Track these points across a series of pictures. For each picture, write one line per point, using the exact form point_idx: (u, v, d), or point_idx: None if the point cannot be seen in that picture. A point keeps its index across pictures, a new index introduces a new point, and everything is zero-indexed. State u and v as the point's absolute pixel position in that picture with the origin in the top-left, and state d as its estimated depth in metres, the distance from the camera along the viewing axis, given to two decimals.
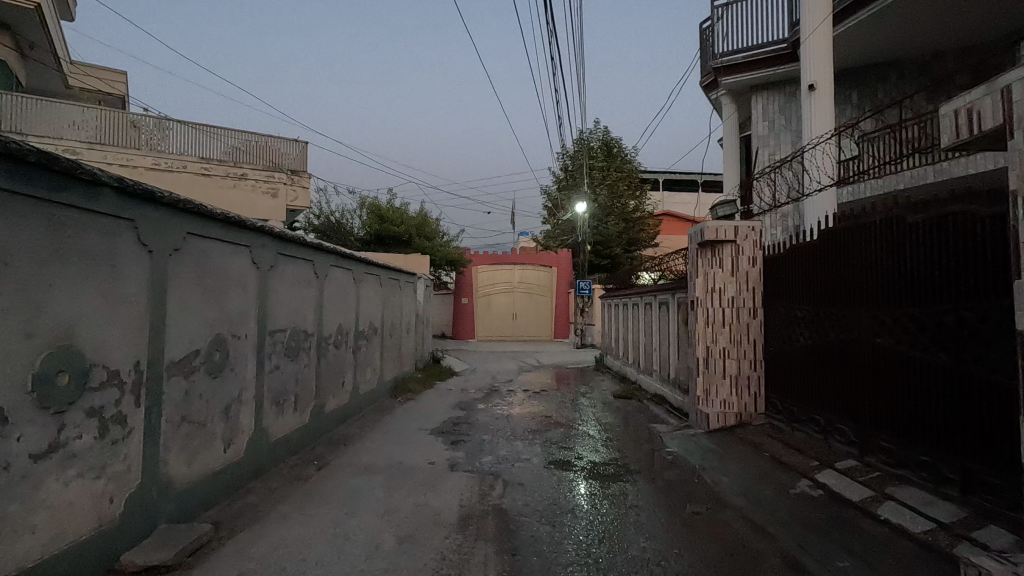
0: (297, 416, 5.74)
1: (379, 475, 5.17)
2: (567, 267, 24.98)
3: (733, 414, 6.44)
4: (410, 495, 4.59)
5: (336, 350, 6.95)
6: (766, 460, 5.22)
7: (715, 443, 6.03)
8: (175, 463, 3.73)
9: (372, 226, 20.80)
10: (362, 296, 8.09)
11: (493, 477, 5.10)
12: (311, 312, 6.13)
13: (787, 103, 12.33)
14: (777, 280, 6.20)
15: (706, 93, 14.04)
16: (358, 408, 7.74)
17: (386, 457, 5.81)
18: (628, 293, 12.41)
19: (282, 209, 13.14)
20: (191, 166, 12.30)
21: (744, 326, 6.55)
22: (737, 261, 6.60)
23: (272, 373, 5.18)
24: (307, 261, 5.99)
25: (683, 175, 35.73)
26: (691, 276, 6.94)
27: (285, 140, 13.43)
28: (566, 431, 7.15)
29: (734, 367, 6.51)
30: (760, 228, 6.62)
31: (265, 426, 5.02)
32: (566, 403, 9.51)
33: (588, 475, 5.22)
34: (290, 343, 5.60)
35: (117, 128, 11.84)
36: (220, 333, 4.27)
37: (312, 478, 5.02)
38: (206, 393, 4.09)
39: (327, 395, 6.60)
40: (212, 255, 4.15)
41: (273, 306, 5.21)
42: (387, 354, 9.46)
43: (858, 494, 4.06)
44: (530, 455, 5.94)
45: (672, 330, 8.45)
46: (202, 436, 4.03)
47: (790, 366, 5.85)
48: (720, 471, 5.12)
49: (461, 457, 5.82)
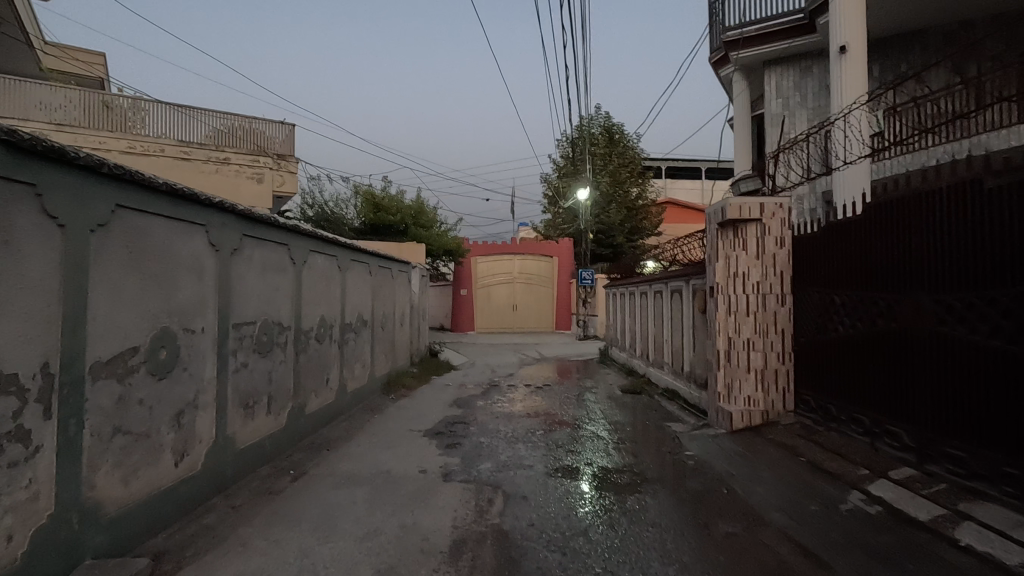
0: (270, 420, 5.09)
1: (362, 488, 4.52)
2: (569, 257, 24.36)
3: (759, 412, 5.82)
4: (395, 514, 3.94)
5: (318, 344, 6.28)
6: (803, 466, 4.57)
7: (741, 445, 5.40)
8: (105, 484, 3.08)
9: (367, 215, 20.09)
10: (349, 285, 7.42)
11: (492, 489, 4.46)
12: (286, 303, 5.44)
13: (803, 79, 11.60)
14: (810, 263, 5.54)
15: (715, 70, 13.28)
16: (344, 408, 7.08)
17: (371, 466, 5.16)
18: (635, 280, 11.72)
19: (268, 195, 12.42)
20: (170, 150, 11.60)
21: (771, 314, 5.89)
22: (763, 243, 5.93)
23: (238, 372, 4.53)
24: (280, 244, 5.30)
25: (685, 163, 34.95)
26: (709, 260, 6.30)
27: (271, 122, 12.65)
28: (572, 431, 6.52)
29: (760, 360, 5.87)
30: (789, 204, 5.92)
31: (229, 432, 4.37)
32: (571, 399, 8.87)
33: (600, 485, 4.58)
34: (261, 338, 4.93)
35: (89, 110, 11.15)
36: (167, 327, 3.61)
37: (284, 493, 4.37)
38: (149, 399, 3.43)
39: (307, 395, 5.95)
40: (154, 233, 3.48)
41: (239, 297, 4.53)
42: (378, 349, 8.79)
43: (927, 514, 3.40)
44: (533, 461, 5.30)
45: (687, 320, 7.79)
46: (142, 449, 3.38)
47: (826, 359, 5.21)
48: (751, 479, 4.48)
49: (455, 464, 5.17)
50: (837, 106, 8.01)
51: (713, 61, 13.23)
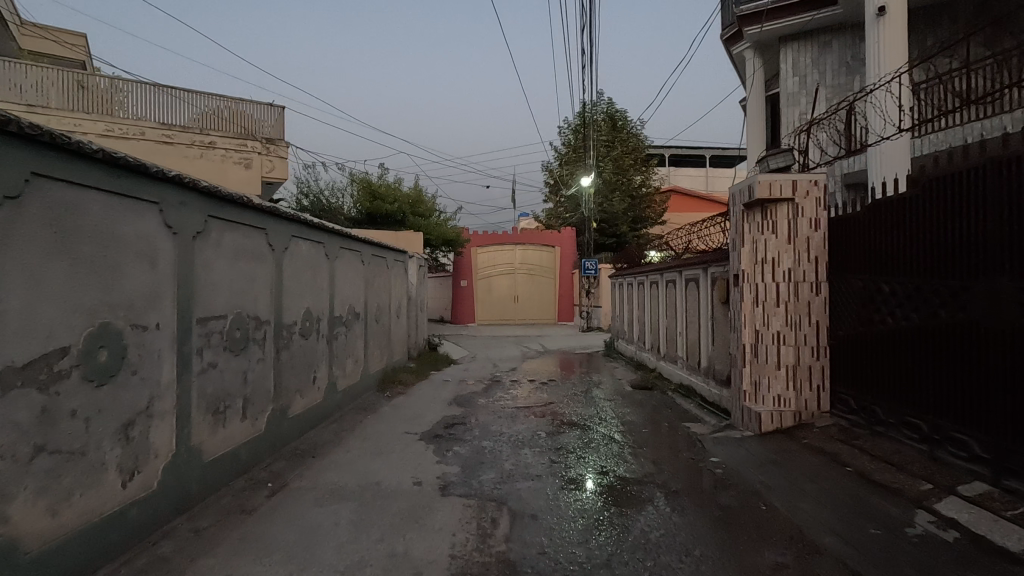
0: (245, 425, 4.52)
1: (347, 505, 3.96)
2: (571, 246, 23.82)
3: (790, 413, 5.26)
4: (383, 540, 3.39)
5: (303, 340, 5.71)
6: (850, 477, 4.01)
7: (773, 451, 4.84)
8: (24, 517, 2.51)
9: (364, 204, 19.43)
10: (338, 275, 6.83)
11: (496, 505, 3.91)
12: (263, 294, 4.85)
13: (821, 55, 10.91)
14: (850, 247, 4.95)
15: (727, 48, 12.61)
16: (333, 409, 6.51)
17: (359, 476, 4.59)
18: (643, 269, 11.13)
19: (257, 182, 11.79)
20: (151, 133, 10.94)
21: (804, 305, 5.31)
22: (795, 225, 5.32)
23: (204, 374, 3.95)
24: (255, 228, 4.69)
25: (690, 151, 34.29)
26: (734, 246, 5.72)
27: (259, 105, 12.00)
28: (582, 433, 5.95)
29: (792, 355, 5.30)
30: (825, 181, 5.31)
31: (194, 443, 3.81)
32: (579, 396, 8.30)
33: (619, 500, 4.02)
34: (233, 334, 4.34)
35: (64, 90, 10.53)
36: (110, 322, 3.03)
37: (258, 513, 3.81)
38: (85, 410, 2.86)
39: (290, 396, 5.38)
40: (87, 211, 2.90)
41: (204, 287, 3.95)
42: (372, 343, 8.23)
43: (1017, 543, 2.84)
44: (541, 470, 4.72)
45: (704, 311, 7.22)
46: (78, 470, 2.82)
47: (869, 354, 4.65)
48: (792, 494, 3.91)
49: (454, 475, 4.61)
50: (874, 76, 7.60)
51: (725, 38, 12.55)
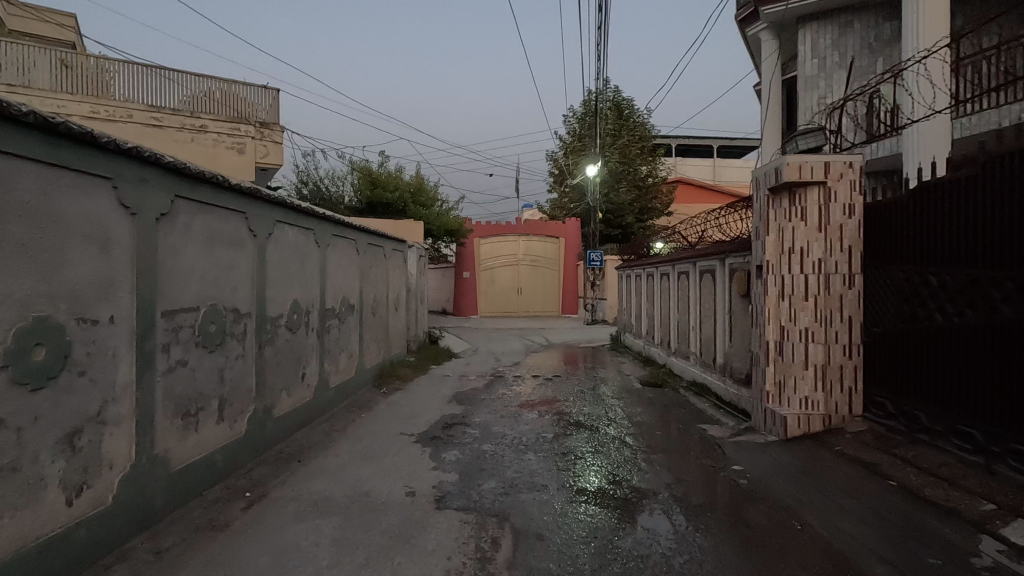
0: (221, 429, 4.10)
1: (331, 520, 3.54)
2: (575, 238, 23.33)
3: (819, 418, 4.82)
4: (368, 564, 2.98)
5: (290, 334, 5.28)
6: (893, 493, 3.58)
7: (802, 458, 4.41)
8: None
9: (364, 192, 18.99)
10: (330, 264, 6.39)
11: (496, 521, 3.50)
12: (242, 285, 4.41)
13: (842, 36, 10.34)
14: (891, 236, 4.49)
15: (741, 30, 12.07)
16: (324, 407, 6.10)
17: (347, 486, 4.17)
18: (652, 261, 10.68)
19: (250, 167, 11.35)
20: (138, 115, 10.51)
21: (836, 299, 4.84)
22: (826, 211, 4.85)
23: (172, 373, 3.54)
24: (232, 211, 4.24)
25: (695, 141, 33.67)
26: (757, 234, 5.26)
27: (252, 87, 11.53)
28: (590, 436, 5.54)
29: (821, 354, 4.85)
30: (860, 163, 4.82)
31: (159, 451, 3.40)
32: (585, 393, 7.88)
33: (633, 515, 3.60)
34: (206, 329, 3.92)
35: (44, 69, 10.05)
36: (49, 317, 2.61)
37: (231, 529, 3.40)
38: (17, 419, 2.45)
39: (275, 395, 4.96)
40: (19, 186, 2.48)
41: (172, 276, 3.53)
42: (367, 337, 7.82)
43: None
44: (547, 478, 4.31)
45: (721, 305, 6.78)
46: (8, 489, 2.41)
47: (912, 354, 4.20)
48: (829, 512, 3.49)
49: (451, 484, 4.18)
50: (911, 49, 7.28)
51: (740, 19, 11.98)
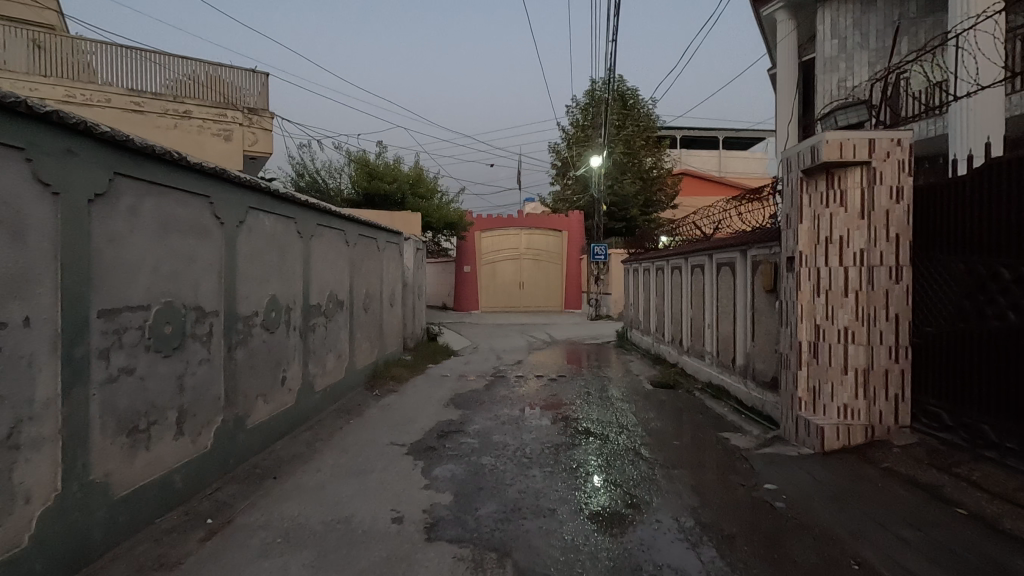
0: (181, 445, 3.57)
1: (303, 555, 3.01)
2: (579, 231, 22.67)
3: (860, 429, 4.27)
4: None
5: (266, 335, 4.74)
6: (962, 524, 3.04)
7: (845, 476, 3.86)
8: None
9: (360, 184, 18.42)
10: (315, 256, 5.85)
11: (495, 557, 2.97)
12: (206, 280, 3.86)
13: (865, 14, 9.69)
14: (950, 223, 3.91)
15: (755, 10, 11.45)
16: (308, 413, 5.56)
17: (325, 509, 3.64)
18: (661, 255, 10.12)
19: (238, 155, 10.82)
20: (117, 100, 9.99)
21: (881, 294, 4.27)
22: (871, 194, 4.26)
23: (113, 384, 3.00)
24: (191, 194, 3.68)
25: (700, 133, 32.98)
26: (789, 220, 4.71)
27: (239, 71, 10.96)
28: (601, 446, 5.00)
29: (862, 356, 4.30)
30: (910, 140, 4.22)
31: (96, 475, 2.86)
32: (592, 395, 7.35)
33: (655, 549, 3.06)
34: (160, 330, 3.37)
35: (16, 51, 9.51)
36: None
37: (181, 568, 2.87)
38: None
39: (248, 403, 4.41)
40: None
41: (113, 268, 2.99)
42: (358, 335, 7.27)
43: None
44: (555, 500, 3.77)
45: (742, 302, 6.22)
46: None
47: (976, 359, 3.63)
48: (888, 547, 2.95)
49: (444, 508, 3.65)
50: (959, 16, 6.67)
51: None
